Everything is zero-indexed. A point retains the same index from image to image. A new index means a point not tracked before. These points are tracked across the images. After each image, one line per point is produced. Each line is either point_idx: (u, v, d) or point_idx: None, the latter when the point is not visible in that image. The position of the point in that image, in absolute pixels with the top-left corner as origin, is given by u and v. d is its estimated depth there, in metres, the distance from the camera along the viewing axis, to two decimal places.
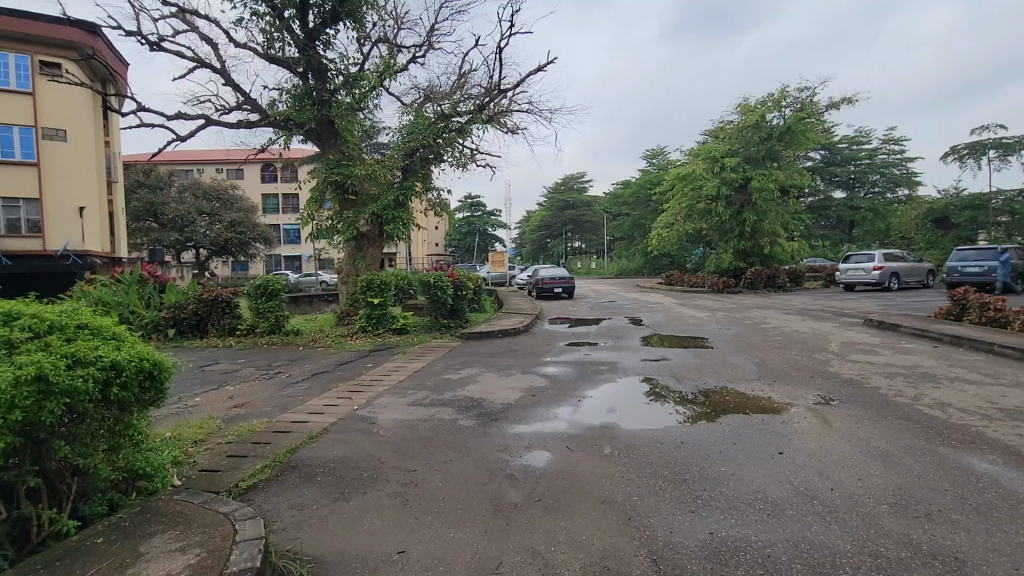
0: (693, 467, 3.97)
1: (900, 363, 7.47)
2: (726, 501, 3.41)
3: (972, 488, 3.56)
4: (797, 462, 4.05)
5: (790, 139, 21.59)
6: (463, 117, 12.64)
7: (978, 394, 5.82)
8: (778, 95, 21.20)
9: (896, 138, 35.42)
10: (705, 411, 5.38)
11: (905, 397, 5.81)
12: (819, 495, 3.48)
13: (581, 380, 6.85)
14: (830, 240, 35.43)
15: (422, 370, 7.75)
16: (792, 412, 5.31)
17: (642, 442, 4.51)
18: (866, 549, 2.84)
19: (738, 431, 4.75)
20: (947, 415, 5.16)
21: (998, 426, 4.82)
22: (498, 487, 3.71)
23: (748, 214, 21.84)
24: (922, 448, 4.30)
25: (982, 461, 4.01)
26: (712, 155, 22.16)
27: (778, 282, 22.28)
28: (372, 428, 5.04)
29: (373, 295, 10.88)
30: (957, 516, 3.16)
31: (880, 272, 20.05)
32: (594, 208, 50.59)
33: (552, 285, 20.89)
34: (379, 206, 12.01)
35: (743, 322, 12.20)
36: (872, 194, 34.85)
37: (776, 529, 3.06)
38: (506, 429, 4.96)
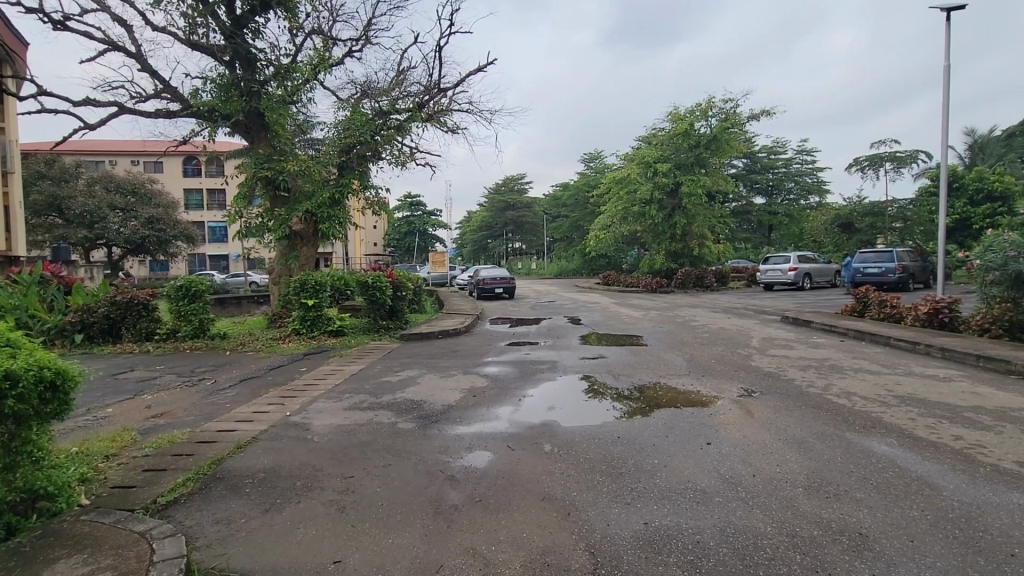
0: (629, 460, 4.13)
1: (812, 356, 8.13)
2: (660, 492, 3.57)
3: (874, 468, 3.94)
4: (723, 451, 4.31)
5: (716, 147, 22.85)
6: (402, 114, 12.43)
7: (878, 383, 6.44)
8: (704, 105, 22.38)
9: (808, 149, 38.41)
10: (640, 406, 5.60)
11: (817, 387, 6.32)
12: (742, 482, 3.72)
13: (522, 380, 6.93)
14: (752, 243, 37.91)
15: (359, 373, 7.55)
16: (719, 404, 5.64)
17: (581, 439, 4.62)
18: (784, 530, 3.07)
19: (669, 424, 4.98)
20: (851, 403, 5.67)
21: (894, 411, 5.36)
22: (439, 489, 3.70)
23: (678, 218, 22.93)
24: (831, 434, 4.70)
25: (882, 444, 4.43)
26: (646, 160, 23.15)
27: (706, 283, 23.49)
28: (306, 435, 4.87)
29: (307, 296, 10.47)
30: (861, 495, 3.49)
31: (794, 273, 21.69)
32: (535, 209, 51.26)
33: (493, 285, 20.94)
34: (313, 203, 11.57)
35: (674, 320, 12.80)
36: (788, 200, 37.52)
37: (705, 516, 3.24)
38: (447, 430, 4.95)
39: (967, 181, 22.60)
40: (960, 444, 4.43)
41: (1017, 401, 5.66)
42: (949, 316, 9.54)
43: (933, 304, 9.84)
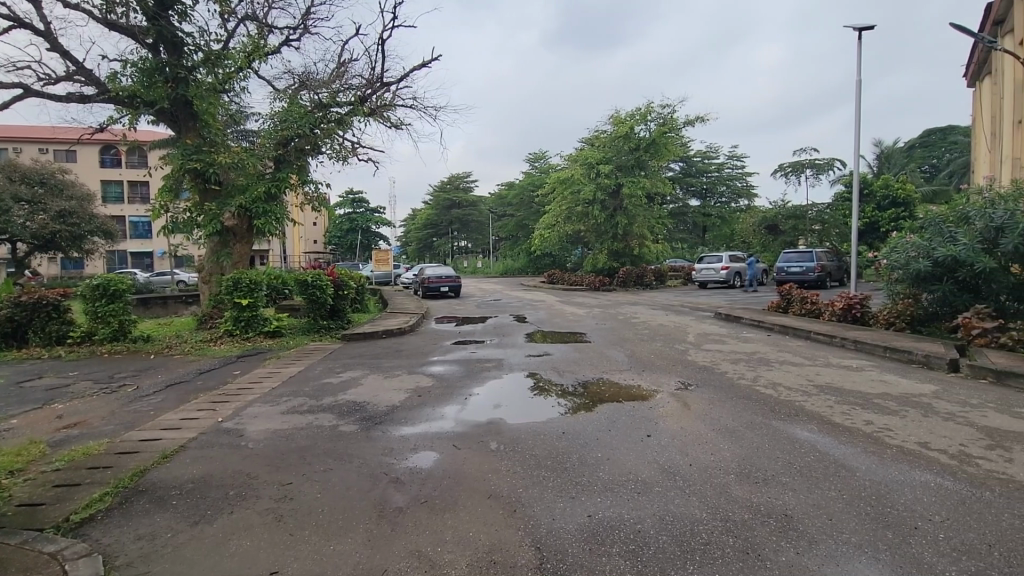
0: (574, 455, 4.22)
1: (743, 350, 8.63)
2: (603, 485, 3.67)
3: (799, 454, 4.23)
4: (662, 442, 4.50)
5: (655, 151, 23.62)
6: (343, 107, 12.02)
7: (800, 374, 6.93)
8: (644, 109, 23.13)
9: (739, 154, 40.61)
10: (584, 402, 5.73)
11: (746, 379, 6.72)
12: (679, 471, 3.91)
13: (468, 379, 6.91)
14: (688, 243, 39.65)
15: (298, 375, 7.27)
16: (658, 398, 5.87)
17: (527, 436, 4.68)
18: (718, 515, 3.24)
19: (613, 419, 5.13)
20: (777, 393, 6.07)
21: (814, 400, 5.79)
22: (383, 492, 3.63)
23: (620, 218, 23.61)
24: (760, 423, 5.01)
25: (805, 431, 4.77)
26: (589, 161, 23.66)
27: (646, 281, 24.38)
28: (240, 441, 4.63)
29: (241, 296, 9.94)
30: (786, 479, 3.75)
31: (726, 272, 22.91)
32: (480, 208, 51.13)
33: (438, 284, 20.71)
34: (247, 198, 11.00)
35: (616, 317, 13.18)
36: (721, 203, 39.51)
37: (645, 505, 3.37)
38: (391, 432, 4.85)
39: (875, 188, 24.66)
40: (871, 428, 4.84)
41: (917, 387, 6.24)
42: (860, 311, 10.39)
43: (847, 300, 10.68)
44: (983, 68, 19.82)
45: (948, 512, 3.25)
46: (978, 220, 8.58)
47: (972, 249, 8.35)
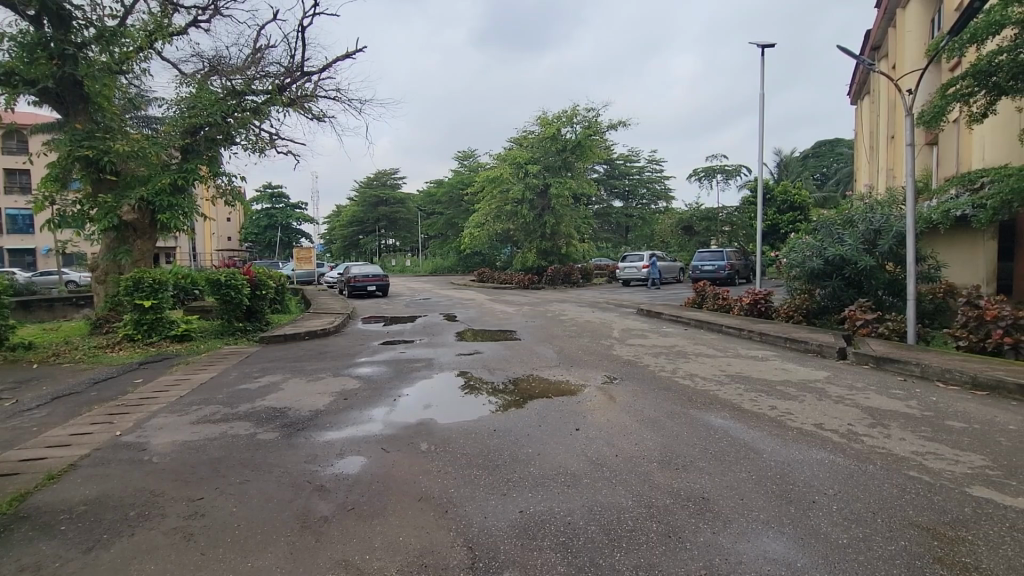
0: (505, 452, 4.26)
1: (663, 344, 9.11)
2: (534, 480, 3.73)
3: (713, 440, 4.54)
4: (590, 435, 4.65)
5: (580, 153, 24.26)
6: (259, 96, 11.33)
7: (714, 365, 7.44)
8: (569, 112, 23.71)
9: (657, 158, 42.80)
10: (514, 399, 5.79)
11: (666, 371, 7.10)
12: (606, 462, 4.06)
13: (396, 379, 6.76)
14: (612, 243, 41.25)
15: (211, 382, 6.76)
16: (586, 392, 6.05)
17: (458, 435, 4.66)
18: (642, 502, 3.40)
19: (542, 415, 5.22)
20: (694, 383, 6.47)
21: (726, 388, 6.23)
22: (307, 501, 3.47)
23: (547, 218, 24.10)
24: (679, 412, 5.31)
25: (719, 418, 5.12)
26: (517, 161, 23.94)
27: (573, 280, 25.07)
28: (143, 456, 4.24)
29: (143, 297, 9.07)
30: (702, 464, 4.01)
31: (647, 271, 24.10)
32: (408, 206, 50.15)
33: (365, 283, 20.05)
34: (149, 190, 10.06)
35: (545, 315, 13.42)
36: (641, 205, 41.44)
37: (574, 498, 3.46)
38: (315, 438, 4.64)
39: (776, 193, 26.94)
40: (775, 413, 5.30)
41: (813, 374, 6.90)
42: (764, 306, 11.31)
43: (753, 296, 11.58)
44: (864, 88, 22.22)
45: (839, 485, 3.63)
46: (860, 223, 9.61)
47: (855, 250, 9.35)
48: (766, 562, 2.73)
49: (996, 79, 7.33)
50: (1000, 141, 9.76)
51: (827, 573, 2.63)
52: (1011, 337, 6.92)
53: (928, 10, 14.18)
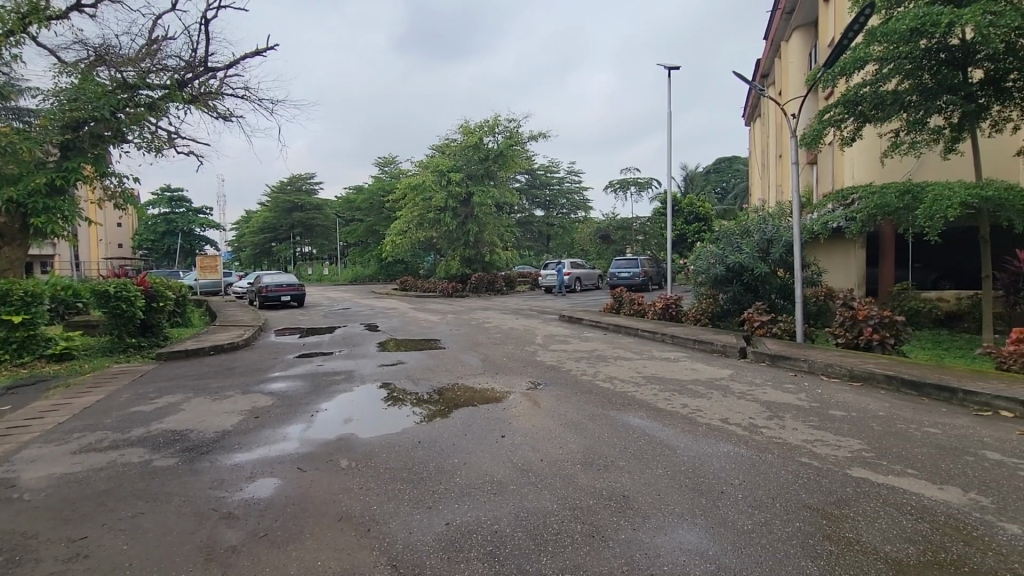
0: (430, 464, 4.20)
1: (583, 348, 9.44)
2: (460, 490, 3.71)
3: (632, 439, 4.76)
4: (515, 441, 4.70)
5: (503, 162, 24.47)
6: (155, 91, 10.38)
7: (632, 367, 7.81)
8: (491, 121, 23.98)
9: (576, 170, 44.39)
10: (439, 409, 5.73)
11: (588, 375, 7.36)
12: (532, 467, 4.12)
13: (314, 394, 6.44)
14: (534, 251, 42.13)
15: (97, 405, 6.05)
16: (510, 399, 6.13)
17: (380, 449, 4.52)
18: (567, 504, 3.49)
19: (467, 423, 5.21)
20: (613, 385, 6.75)
21: (643, 389, 6.57)
22: (212, 530, 3.21)
23: (471, 226, 24.17)
24: (600, 414, 5.52)
25: (637, 418, 5.38)
26: (439, 169, 23.80)
27: (497, 287, 25.26)
28: (10, 494, 3.70)
29: (13, 312, 7.98)
30: (622, 463, 4.19)
31: (568, 278, 24.89)
32: (326, 212, 48.13)
33: (278, 292, 18.89)
34: (20, 190, 8.88)
35: (469, 322, 13.41)
36: (562, 214, 42.69)
37: (500, 506, 3.48)
38: (223, 461, 4.30)
39: (684, 205, 28.91)
40: (686, 410, 5.66)
41: (719, 373, 7.45)
42: (675, 310, 12.07)
43: (665, 301, 12.31)
44: (755, 111, 24.45)
45: (743, 475, 3.95)
46: (756, 233, 10.56)
47: (752, 258, 10.24)
48: (683, 553, 2.91)
49: (862, 108, 8.35)
50: (866, 162, 11.13)
51: (736, 558, 2.84)
52: (879, 334, 7.89)
53: (806, 45, 15.93)
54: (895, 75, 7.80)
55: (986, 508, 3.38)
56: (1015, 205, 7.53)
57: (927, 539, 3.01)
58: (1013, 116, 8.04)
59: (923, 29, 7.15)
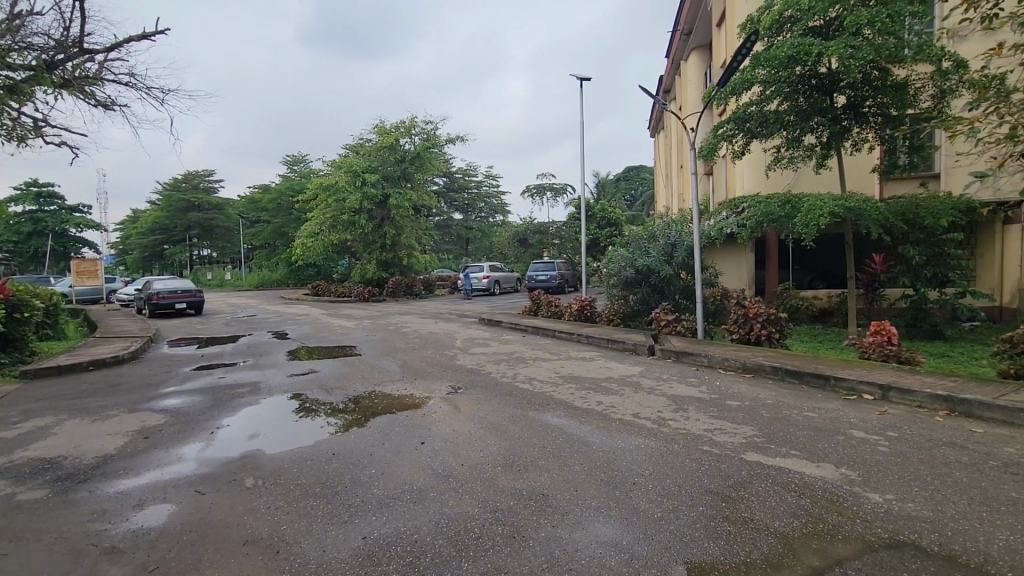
0: (345, 476, 4.05)
1: (503, 351, 9.55)
2: (378, 502, 3.61)
3: (550, 438, 4.89)
4: (435, 447, 4.66)
5: (420, 164, 24.06)
6: (17, 73, 9.10)
7: (549, 368, 8.03)
8: (408, 123, 23.61)
9: (494, 175, 44.85)
10: (356, 418, 5.53)
11: (507, 377, 7.45)
12: (451, 473, 4.11)
13: (216, 409, 5.96)
14: (453, 254, 41.88)
15: None
16: (430, 404, 6.06)
17: (290, 464, 4.28)
18: (487, 508, 3.52)
19: (385, 431, 5.09)
20: (532, 386, 6.90)
21: (560, 389, 6.78)
22: (93, 568, 2.87)
23: (387, 228, 23.58)
24: (519, 415, 5.61)
25: (555, 417, 5.55)
26: (353, 169, 23.02)
27: (415, 291, 24.84)
28: None
29: None
30: (541, 463, 4.29)
31: (487, 281, 25.10)
32: (228, 212, 44.73)
33: (172, 300, 17.19)
34: None
35: (387, 328, 13.08)
36: (480, 218, 42.87)
37: (420, 514, 3.44)
38: (106, 489, 3.87)
39: (596, 211, 30.21)
40: (601, 407, 5.92)
41: (630, 370, 7.87)
42: (590, 311, 12.56)
43: (580, 303, 12.77)
44: (659, 124, 26.14)
45: (652, 466, 4.20)
46: (661, 238, 11.27)
47: (659, 261, 10.93)
48: (599, 545, 3.03)
49: (749, 126, 9.21)
50: (754, 174, 12.27)
51: (648, 545, 3.02)
52: (767, 329, 8.74)
53: (702, 65, 17.29)
54: (777, 97, 8.69)
55: (854, 480, 3.87)
56: (871, 214, 8.66)
57: (809, 512, 3.38)
58: (869, 138, 9.24)
59: (797, 57, 8.06)
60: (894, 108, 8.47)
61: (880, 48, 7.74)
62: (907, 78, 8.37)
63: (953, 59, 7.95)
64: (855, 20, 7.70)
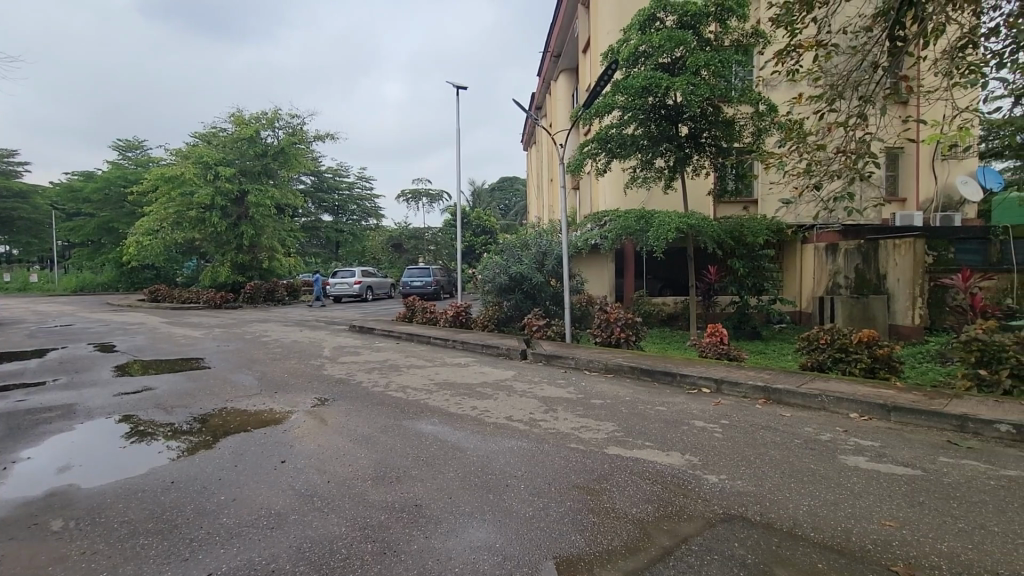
0: (188, 506, 3.59)
1: (375, 359, 9.21)
2: (228, 532, 3.25)
3: (424, 446, 4.83)
4: (299, 465, 4.33)
5: (284, 160, 22.33)
6: None
7: (424, 375, 7.93)
8: (270, 114, 21.80)
9: (367, 177, 43.22)
10: (203, 440, 4.92)
11: (379, 386, 7.19)
12: (317, 492, 3.84)
13: (12, 439, 4.90)
14: (321, 258, 38.87)
15: None
16: (293, 418, 5.62)
17: (114, 500, 3.67)
18: (357, 526, 3.35)
19: (237, 452, 4.59)
20: (405, 394, 6.75)
21: (435, 395, 6.73)
22: None
23: (244, 227, 21.44)
24: (391, 425, 5.45)
25: (429, 425, 5.49)
26: (204, 160, 20.63)
27: (277, 296, 22.70)
28: None
29: None
30: (414, 472, 4.21)
31: (359, 287, 24.06)
32: (34, 201, 37.20)
33: None
34: None
35: (242, 337, 11.87)
36: (351, 221, 40.89)
37: (280, 540, 3.17)
38: None
39: (472, 218, 30.63)
40: (475, 412, 5.99)
41: (503, 374, 8.08)
42: (465, 316, 12.66)
43: (455, 309, 12.82)
44: (531, 139, 27.41)
45: (523, 466, 4.35)
46: (533, 246, 11.79)
47: (530, 268, 11.39)
48: (473, 550, 3.06)
49: (611, 146, 10.05)
50: (613, 191, 13.42)
51: (519, 545, 3.11)
52: (625, 333, 9.56)
53: (570, 87, 18.50)
54: (632, 122, 9.60)
55: (696, 465, 4.39)
56: (708, 231, 9.92)
57: (661, 498, 3.75)
58: (706, 165, 10.59)
59: (650, 88, 9.01)
60: (724, 141, 9.82)
61: (714, 89, 8.96)
62: (734, 117, 9.76)
63: (767, 104, 9.47)
64: (694, 61, 8.82)
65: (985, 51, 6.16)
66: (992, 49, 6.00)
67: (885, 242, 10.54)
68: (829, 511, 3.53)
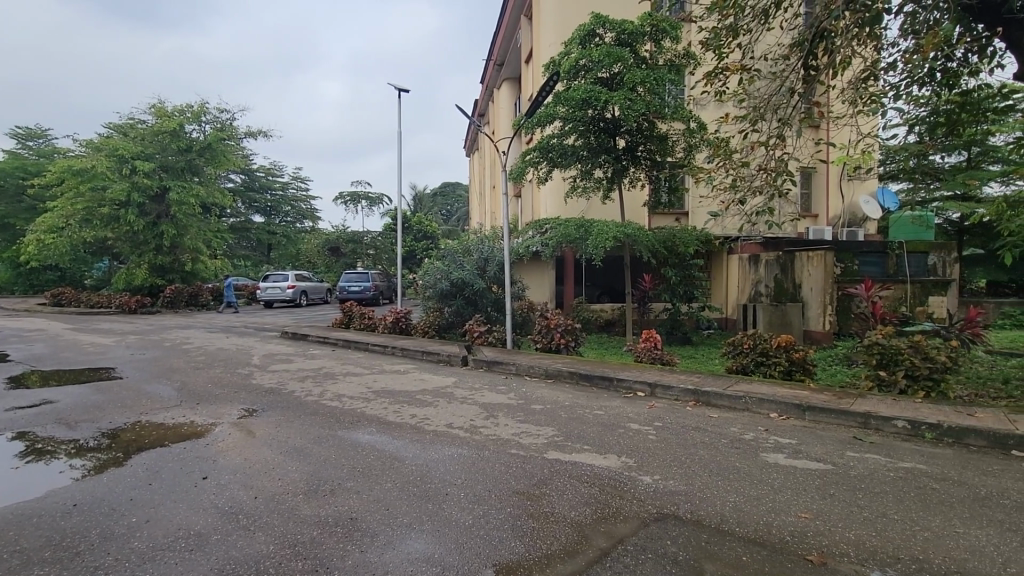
0: (93, 531, 3.27)
1: (310, 367, 8.83)
2: (140, 557, 3.00)
3: (360, 457, 4.68)
4: (223, 481, 4.06)
5: (211, 156, 21.04)
6: None
7: (361, 382, 7.70)
8: (196, 108, 20.52)
9: (302, 177, 41.52)
10: (113, 456, 4.52)
11: (313, 395, 6.89)
12: (243, 509, 3.62)
13: None
14: (251, 261, 37.09)
15: None
16: (217, 431, 5.28)
17: (4, 527, 3.28)
18: (286, 543, 3.18)
19: (151, 469, 4.24)
20: (341, 403, 6.52)
21: (372, 404, 6.54)
22: None
23: (164, 227, 19.97)
24: (325, 436, 5.24)
25: (366, 434, 5.33)
26: (119, 153, 19.08)
27: (201, 301, 21.38)
28: None
29: None
30: (350, 485, 4.06)
31: (293, 291, 23.01)
32: None
33: None
34: None
35: (160, 344, 11.01)
36: (285, 223, 39.14)
37: (199, 563, 2.95)
38: None
39: (413, 223, 30.15)
40: (415, 420, 5.88)
41: (443, 381, 7.99)
42: (405, 322, 12.43)
43: (395, 315, 12.56)
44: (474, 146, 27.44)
45: (463, 474, 4.31)
46: (475, 253, 11.79)
47: (472, 274, 11.38)
48: (410, 563, 3.00)
49: (552, 154, 10.26)
50: (554, 199, 13.68)
51: (458, 554, 3.08)
52: (564, 339, 9.74)
53: (512, 96, 18.67)
54: (573, 133, 9.87)
55: (631, 466, 4.54)
56: (642, 240, 10.31)
57: (599, 500, 3.84)
58: (642, 177, 11.02)
59: (589, 101, 9.31)
60: (658, 155, 10.29)
61: (649, 104, 9.36)
62: (668, 132, 10.24)
63: (698, 121, 10.02)
64: (631, 78, 9.19)
65: (884, 84, 6.84)
66: (890, 82, 6.67)
67: (800, 254, 11.38)
68: (752, 506, 3.75)
